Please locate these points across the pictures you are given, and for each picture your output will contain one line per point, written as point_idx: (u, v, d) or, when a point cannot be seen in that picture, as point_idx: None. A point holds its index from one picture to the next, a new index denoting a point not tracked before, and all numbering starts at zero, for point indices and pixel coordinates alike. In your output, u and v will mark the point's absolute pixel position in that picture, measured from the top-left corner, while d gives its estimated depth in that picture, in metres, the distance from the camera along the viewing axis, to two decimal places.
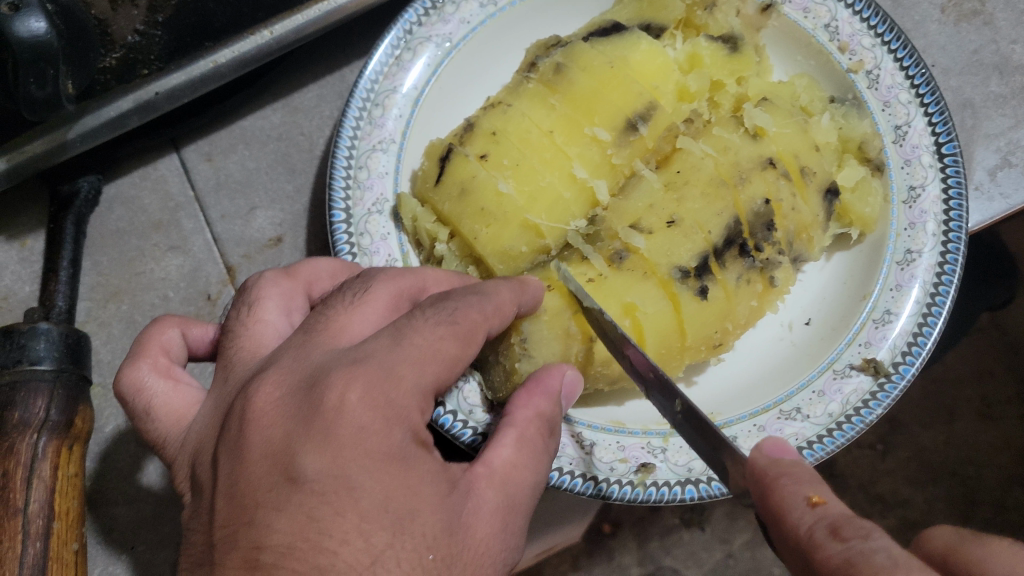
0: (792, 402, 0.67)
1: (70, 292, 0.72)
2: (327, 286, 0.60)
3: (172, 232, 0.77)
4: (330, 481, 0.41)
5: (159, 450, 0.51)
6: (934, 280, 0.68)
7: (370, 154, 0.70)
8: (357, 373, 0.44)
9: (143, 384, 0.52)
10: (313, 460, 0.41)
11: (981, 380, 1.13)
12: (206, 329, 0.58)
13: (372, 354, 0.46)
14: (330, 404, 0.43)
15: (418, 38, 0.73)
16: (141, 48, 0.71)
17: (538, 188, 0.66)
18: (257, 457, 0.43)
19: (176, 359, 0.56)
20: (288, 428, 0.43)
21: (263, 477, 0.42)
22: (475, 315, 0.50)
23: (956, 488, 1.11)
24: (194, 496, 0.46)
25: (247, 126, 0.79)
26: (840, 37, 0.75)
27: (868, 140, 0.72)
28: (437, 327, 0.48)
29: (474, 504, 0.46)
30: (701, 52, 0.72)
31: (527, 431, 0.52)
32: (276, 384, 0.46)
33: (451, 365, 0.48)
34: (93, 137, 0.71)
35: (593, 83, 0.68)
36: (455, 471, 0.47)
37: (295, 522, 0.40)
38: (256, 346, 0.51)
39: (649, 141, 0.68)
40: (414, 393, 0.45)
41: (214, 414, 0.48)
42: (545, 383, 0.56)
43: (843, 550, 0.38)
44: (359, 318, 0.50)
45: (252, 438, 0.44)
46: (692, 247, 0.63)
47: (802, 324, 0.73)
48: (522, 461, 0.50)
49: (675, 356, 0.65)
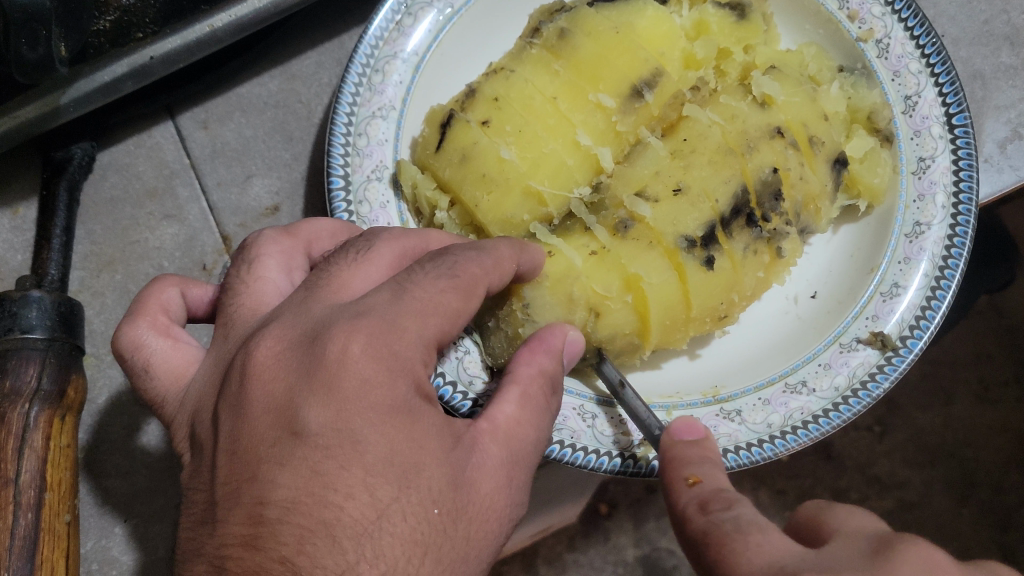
0: (797, 374, 0.65)
1: (63, 261, 0.71)
2: (328, 246, 0.58)
3: (167, 201, 0.75)
4: (334, 436, 0.40)
5: (157, 409, 0.49)
6: (943, 254, 0.67)
7: (370, 120, 0.68)
8: (359, 324, 0.42)
9: (141, 342, 0.50)
10: (316, 414, 0.40)
11: (978, 361, 1.13)
12: (206, 290, 0.56)
13: (372, 307, 0.44)
14: (331, 357, 0.41)
15: (419, 3, 0.71)
16: (135, 11, 0.69)
17: (542, 154, 0.65)
18: (260, 411, 0.41)
19: (176, 319, 0.54)
20: (291, 381, 0.42)
21: (267, 432, 0.41)
22: (477, 269, 0.48)
23: (954, 469, 1.10)
24: (193, 455, 0.45)
25: (244, 93, 0.77)
26: (849, 5, 0.73)
27: (878, 110, 0.70)
28: (438, 281, 0.46)
29: (478, 458, 0.45)
30: (708, 19, 0.70)
31: (530, 388, 0.50)
32: (277, 337, 0.44)
33: (454, 318, 0.46)
34: (85, 102, 0.70)
35: (598, 49, 0.66)
36: (459, 425, 0.45)
37: (299, 477, 0.39)
38: (256, 304, 0.50)
39: (654, 108, 0.67)
40: (417, 344, 0.43)
41: (214, 370, 0.47)
42: (547, 342, 0.53)
43: (705, 521, 0.45)
44: (361, 275, 0.48)
45: (255, 392, 0.42)
46: (699, 216, 0.62)
47: (807, 298, 0.72)
48: (525, 417, 0.48)
49: (681, 327, 0.65)
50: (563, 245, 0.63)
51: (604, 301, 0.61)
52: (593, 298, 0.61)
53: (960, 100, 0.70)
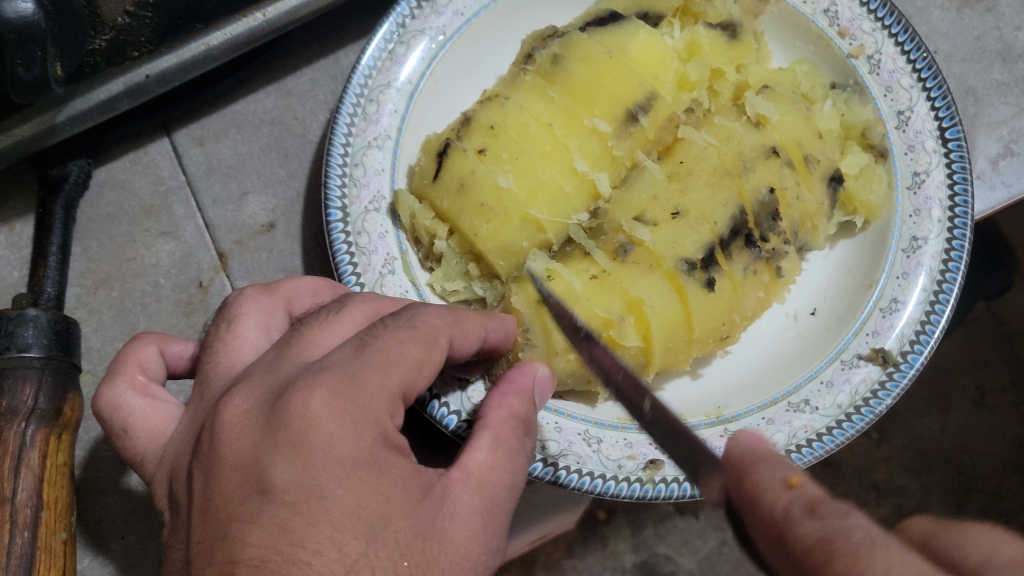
0: (799, 394, 0.66)
1: (59, 278, 0.71)
2: (308, 303, 0.60)
3: (163, 218, 0.76)
4: (300, 492, 0.41)
5: (138, 467, 0.52)
6: (941, 267, 0.67)
7: (365, 151, 0.69)
8: (322, 381, 0.44)
9: (121, 402, 0.53)
10: (282, 470, 0.41)
11: (974, 368, 1.12)
12: (183, 346, 0.59)
13: (335, 362, 0.46)
14: (295, 413, 0.43)
15: (411, 32, 0.72)
16: (130, 30, 0.68)
17: (539, 181, 0.66)
18: (229, 469, 0.43)
19: (155, 375, 0.56)
20: (257, 438, 0.43)
21: (236, 490, 0.42)
22: (436, 322, 0.51)
23: (952, 476, 1.09)
24: (171, 513, 0.47)
25: (239, 110, 0.78)
26: (839, 21, 0.73)
27: (871, 126, 0.71)
28: (398, 334, 0.48)
29: (450, 508, 0.45)
30: (700, 40, 0.70)
31: (502, 431, 0.51)
32: (245, 395, 0.46)
33: (418, 369, 0.48)
34: (81, 119, 0.70)
35: (592, 73, 0.67)
36: (431, 475, 0.46)
37: (268, 536, 0.40)
38: (232, 361, 0.52)
39: (649, 132, 0.68)
40: (381, 397, 0.45)
41: (191, 428, 0.49)
42: (517, 383, 0.55)
43: (820, 525, 0.33)
44: (329, 334, 0.51)
45: (223, 450, 0.44)
46: (698, 239, 0.63)
47: (807, 314, 0.72)
48: (498, 461, 0.49)
49: (682, 350, 0.65)
50: (564, 269, 0.64)
51: (606, 323, 0.62)
52: (594, 321, 0.62)
53: (952, 113, 0.70)
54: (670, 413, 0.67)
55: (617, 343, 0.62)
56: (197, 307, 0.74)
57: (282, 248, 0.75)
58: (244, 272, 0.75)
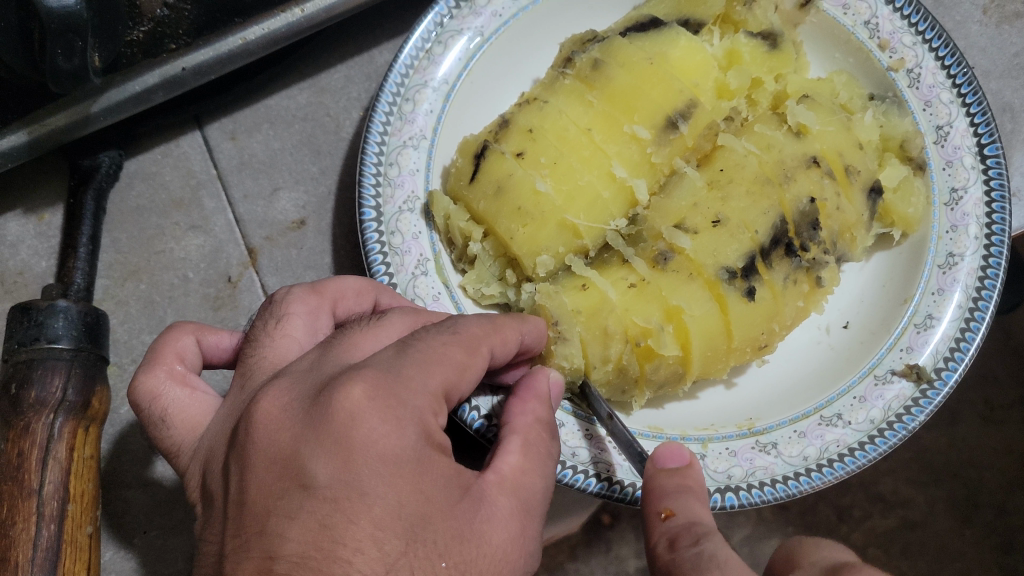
0: (832, 407, 0.65)
1: (89, 270, 0.70)
2: (353, 305, 0.59)
3: (193, 212, 0.75)
4: (341, 489, 0.41)
5: (172, 458, 0.51)
6: (976, 284, 0.67)
7: (400, 151, 0.69)
8: (363, 375, 0.44)
9: (159, 391, 0.52)
10: (324, 466, 0.41)
11: (984, 383, 1.11)
12: (220, 336, 0.59)
13: (377, 362, 0.46)
14: (337, 406, 0.42)
15: (449, 32, 0.71)
16: (169, 22, 0.69)
17: (577, 187, 0.65)
18: (267, 461, 0.43)
19: (191, 366, 0.56)
20: (298, 431, 0.43)
21: (275, 483, 0.42)
22: (477, 329, 0.50)
23: (958, 489, 1.08)
24: (204, 507, 0.46)
25: (272, 105, 0.77)
26: (880, 34, 0.72)
27: (910, 139, 0.69)
28: (440, 338, 0.48)
29: (487, 510, 0.45)
30: (741, 48, 0.70)
31: (531, 436, 0.51)
32: (284, 391, 0.45)
33: (460, 371, 0.47)
34: (116, 111, 0.70)
35: (632, 79, 0.66)
36: (468, 476, 0.46)
37: (307, 531, 0.40)
38: (277, 358, 0.52)
39: (688, 139, 0.67)
40: (424, 394, 0.45)
41: (228, 420, 0.49)
42: (534, 388, 0.55)
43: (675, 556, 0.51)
44: (371, 338, 0.51)
45: (259, 442, 0.43)
46: (739, 247, 0.63)
47: (839, 327, 0.71)
48: (530, 467, 0.49)
49: (720, 358, 0.65)
50: (599, 278, 0.64)
51: (643, 331, 0.62)
52: (631, 329, 0.62)
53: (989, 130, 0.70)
54: (701, 423, 0.66)
55: (655, 351, 0.62)
56: (225, 303, 0.74)
57: (312, 245, 0.74)
58: (273, 269, 0.74)
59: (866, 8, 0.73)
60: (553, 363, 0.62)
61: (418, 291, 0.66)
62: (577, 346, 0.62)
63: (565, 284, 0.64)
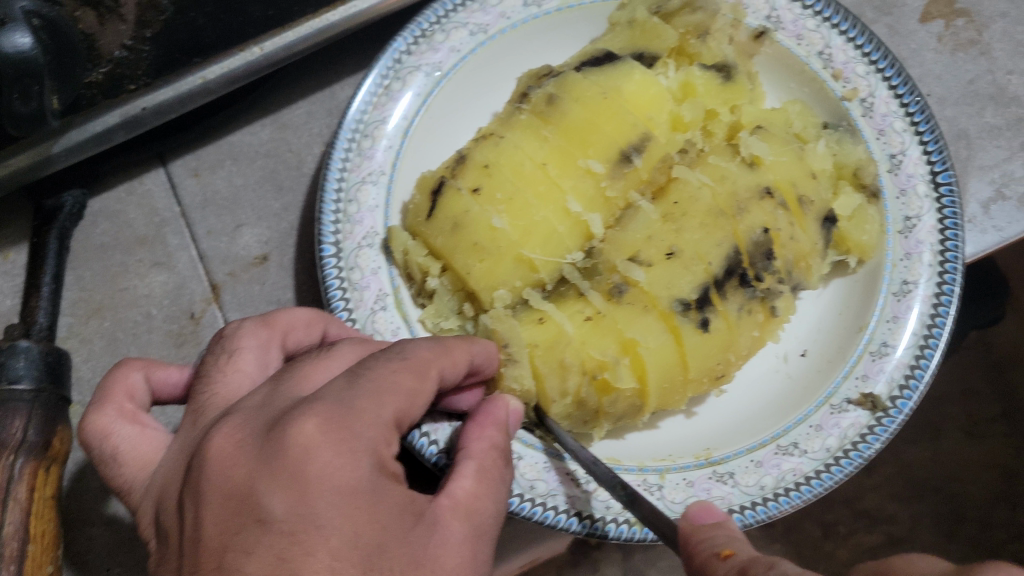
0: (788, 436, 0.66)
1: (51, 309, 0.71)
2: (303, 337, 0.59)
3: (157, 248, 0.76)
4: (297, 521, 0.41)
5: (125, 497, 0.51)
6: (930, 311, 0.68)
7: (359, 187, 0.70)
8: (316, 409, 0.44)
9: (110, 429, 0.53)
10: (280, 500, 0.42)
11: (964, 398, 1.13)
12: (170, 371, 0.59)
13: (329, 394, 0.46)
14: (290, 441, 0.43)
15: (407, 67, 0.72)
16: (128, 63, 0.70)
17: (532, 222, 0.66)
18: (221, 496, 0.43)
19: (141, 403, 0.56)
20: (250, 466, 0.43)
21: (230, 519, 0.42)
22: (425, 353, 0.50)
23: (945, 506, 1.09)
24: (160, 542, 0.46)
25: (235, 142, 0.78)
26: (833, 64, 0.73)
27: (863, 166, 0.70)
28: (390, 364, 0.48)
29: (441, 534, 0.45)
30: (694, 81, 0.71)
31: (485, 462, 0.51)
32: (235, 425, 0.45)
33: (411, 398, 0.48)
34: (77, 151, 0.70)
35: (586, 114, 0.67)
36: (422, 501, 0.46)
37: (264, 566, 0.40)
38: (228, 392, 0.52)
39: (643, 173, 0.68)
40: (378, 424, 0.45)
41: (181, 454, 0.49)
42: (493, 416, 0.55)
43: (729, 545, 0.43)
44: (322, 369, 0.51)
45: (213, 479, 0.43)
46: (692, 279, 0.63)
47: (797, 356, 0.72)
48: (483, 491, 0.49)
49: (679, 390, 0.64)
50: (556, 311, 0.65)
51: (600, 365, 0.62)
52: (589, 362, 0.62)
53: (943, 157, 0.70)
54: (660, 454, 0.66)
55: (612, 385, 0.62)
56: (187, 339, 0.74)
57: (274, 281, 0.75)
58: (236, 304, 0.74)
59: (820, 39, 0.74)
60: (504, 386, 0.62)
61: (376, 326, 0.66)
62: (527, 368, 0.62)
63: (523, 317, 0.65)
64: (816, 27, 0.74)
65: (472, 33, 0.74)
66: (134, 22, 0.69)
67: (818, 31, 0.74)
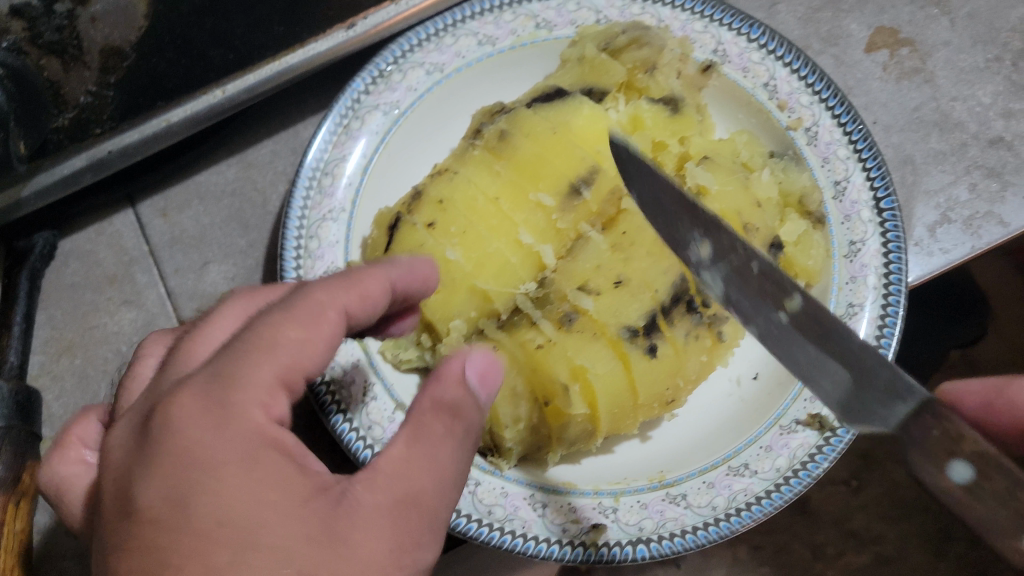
0: (739, 457, 0.68)
1: (22, 348, 0.73)
2: None
3: (126, 286, 0.78)
4: (181, 500, 0.40)
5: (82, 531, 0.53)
6: (877, 333, 0.69)
7: (320, 224, 0.72)
8: (187, 391, 0.44)
9: (54, 474, 0.54)
10: (151, 488, 0.41)
11: None
12: None
13: (201, 368, 0.46)
14: (160, 429, 0.43)
15: (366, 107, 0.75)
16: (94, 108, 0.71)
17: (485, 254, 0.68)
18: (109, 499, 0.43)
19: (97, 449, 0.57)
20: (129, 463, 0.43)
21: (116, 521, 0.41)
22: (320, 294, 0.50)
23: None
24: None
25: (202, 182, 0.80)
26: (778, 95, 0.76)
27: (808, 194, 0.73)
28: (269, 321, 0.48)
29: (349, 507, 0.43)
30: (643, 114, 0.73)
31: (426, 423, 0.48)
32: (126, 422, 0.46)
33: (299, 348, 0.47)
34: (45, 195, 0.70)
35: (537, 149, 0.70)
36: (327, 479, 0.44)
37: (137, 559, 0.39)
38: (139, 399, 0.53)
39: (593, 205, 0.70)
40: (256, 387, 0.45)
41: None
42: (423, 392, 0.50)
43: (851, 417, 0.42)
44: (202, 342, 0.52)
45: (105, 486, 0.44)
46: (640, 306, 0.65)
47: (749, 379, 0.74)
48: (415, 456, 0.47)
49: (630, 415, 0.67)
50: (510, 340, 0.67)
51: (551, 392, 0.64)
52: (540, 389, 0.65)
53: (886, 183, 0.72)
54: (615, 478, 0.69)
55: (563, 411, 0.64)
56: None
57: None
58: None
59: (765, 71, 0.76)
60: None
61: (337, 359, 0.68)
62: None
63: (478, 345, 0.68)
64: (761, 59, 0.76)
65: (429, 72, 0.76)
66: (98, 68, 0.71)
67: (763, 63, 0.76)
